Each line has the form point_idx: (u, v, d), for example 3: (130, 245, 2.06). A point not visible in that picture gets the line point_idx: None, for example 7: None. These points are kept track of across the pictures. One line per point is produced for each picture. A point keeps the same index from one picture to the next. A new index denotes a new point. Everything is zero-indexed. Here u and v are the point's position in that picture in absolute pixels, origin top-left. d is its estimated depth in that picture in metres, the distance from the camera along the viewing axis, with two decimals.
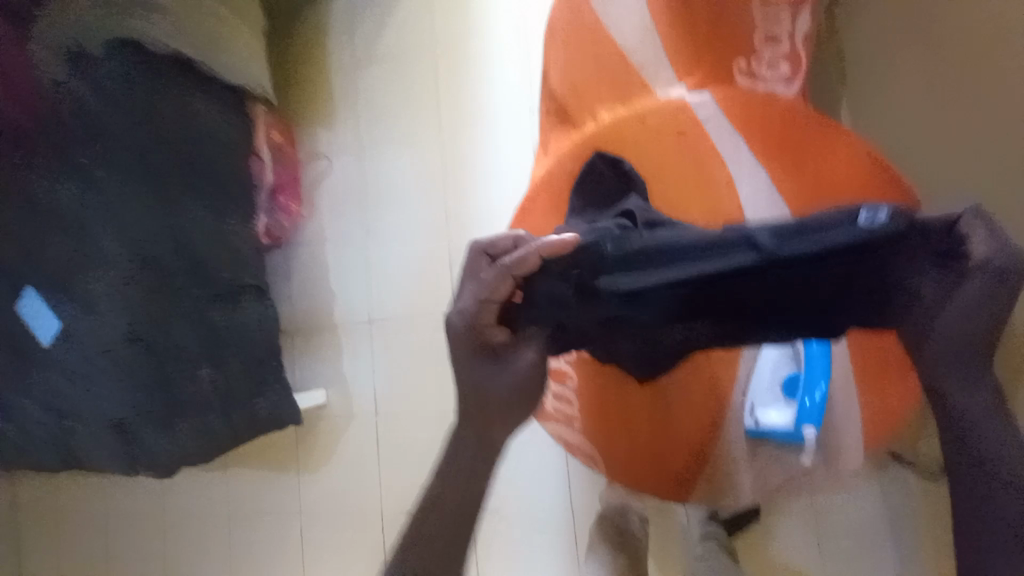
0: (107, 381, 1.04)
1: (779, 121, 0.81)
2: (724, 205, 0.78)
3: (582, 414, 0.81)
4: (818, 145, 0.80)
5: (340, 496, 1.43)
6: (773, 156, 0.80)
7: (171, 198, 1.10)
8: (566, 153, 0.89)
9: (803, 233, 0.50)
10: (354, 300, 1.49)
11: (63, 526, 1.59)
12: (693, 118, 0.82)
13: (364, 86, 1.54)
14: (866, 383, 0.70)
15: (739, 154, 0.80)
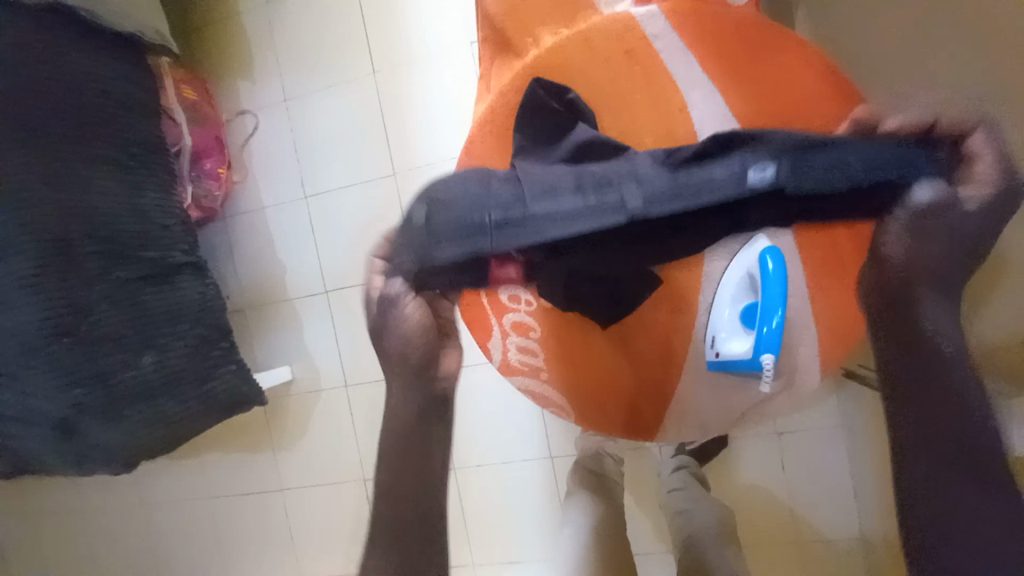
0: (39, 379, 0.93)
1: (732, 32, 0.75)
2: (680, 132, 0.70)
3: (547, 364, 0.79)
4: (772, 56, 0.74)
5: (319, 468, 1.41)
6: (725, 72, 0.72)
7: (71, 168, 0.99)
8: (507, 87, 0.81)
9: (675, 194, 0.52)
10: (306, 269, 1.41)
11: (54, 522, 1.61)
12: (642, 36, 0.75)
13: (284, 27, 1.37)
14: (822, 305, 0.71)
15: (692, 72, 0.73)
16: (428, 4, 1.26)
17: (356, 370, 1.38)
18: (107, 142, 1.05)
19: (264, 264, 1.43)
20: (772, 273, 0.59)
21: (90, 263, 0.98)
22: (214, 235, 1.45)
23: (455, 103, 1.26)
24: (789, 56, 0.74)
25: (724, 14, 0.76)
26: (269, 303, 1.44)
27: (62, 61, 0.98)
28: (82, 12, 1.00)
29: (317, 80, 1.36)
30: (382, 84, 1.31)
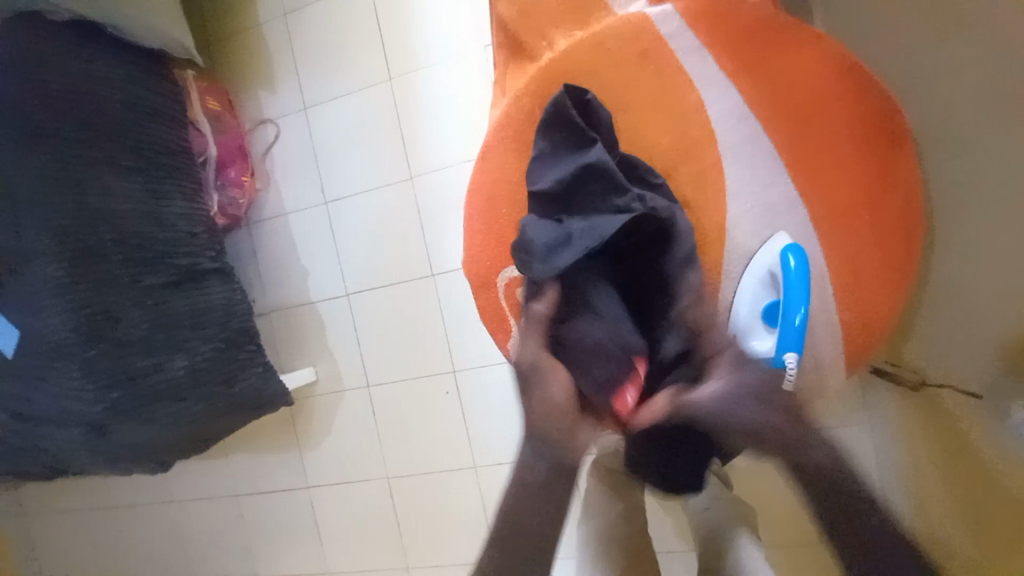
0: (76, 380, 0.98)
1: (749, 29, 0.73)
2: (693, 129, 0.74)
3: None
4: (797, 55, 0.73)
5: (342, 466, 1.45)
6: (747, 76, 0.73)
7: (101, 178, 1.03)
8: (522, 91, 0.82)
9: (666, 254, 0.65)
10: (327, 272, 1.44)
11: (93, 518, 1.68)
12: (655, 34, 0.75)
13: (300, 36, 1.40)
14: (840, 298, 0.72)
15: (706, 70, 0.74)
16: (442, 11, 1.27)
17: (377, 371, 1.41)
18: (132, 153, 1.09)
19: (287, 269, 1.47)
20: (793, 271, 0.62)
21: (123, 269, 1.03)
22: (239, 242, 1.50)
23: (469, 107, 1.27)
24: (806, 50, 0.73)
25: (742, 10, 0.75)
26: (292, 307, 1.47)
27: (90, 76, 1.03)
28: (105, 27, 1.04)
29: (334, 89, 1.39)
30: (398, 91, 1.33)
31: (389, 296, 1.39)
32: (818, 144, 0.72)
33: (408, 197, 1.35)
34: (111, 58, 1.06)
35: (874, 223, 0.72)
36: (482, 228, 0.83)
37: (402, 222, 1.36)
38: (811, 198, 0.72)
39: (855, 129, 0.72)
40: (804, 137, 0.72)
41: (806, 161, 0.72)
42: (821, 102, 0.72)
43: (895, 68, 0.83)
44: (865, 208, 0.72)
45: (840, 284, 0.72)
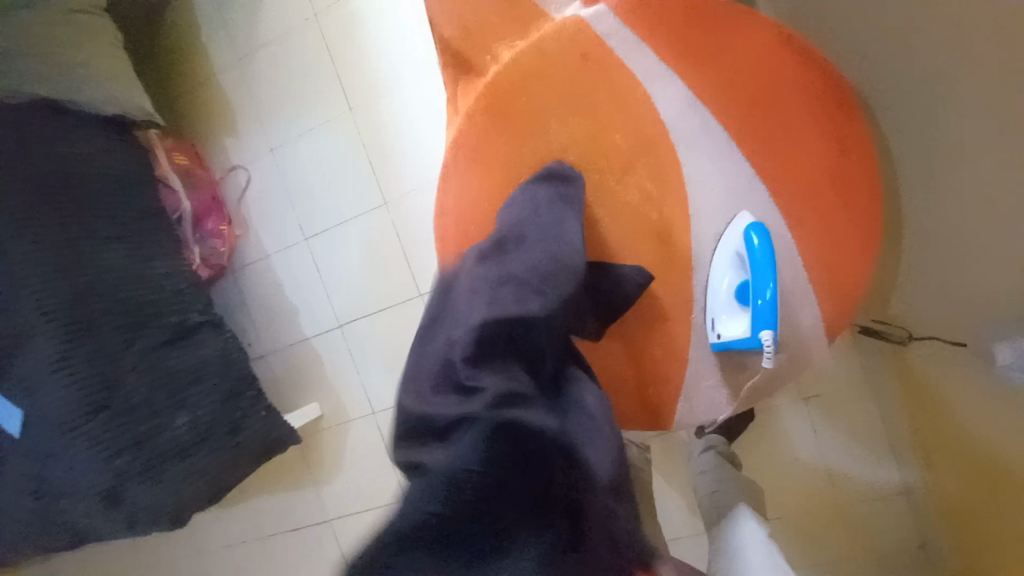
0: (82, 453, 0.99)
1: (684, 15, 0.74)
2: (647, 124, 0.74)
3: None
4: (736, 32, 0.74)
5: (361, 495, 1.46)
6: (691, 60, 0.73)
7: (80, 249, 1.03)
8: (473, 107, 0.82)
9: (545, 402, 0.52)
10: (317, 307, 1.45)
11: None
12: (595, 35, 0.76)
13: (257, 80, 1.42)
14: (818, 274, 0.71)
15: (649, 63, 0.74)
16: (390, 36, 1.28)
17: (381, 398, 1.42)
18: (112, 221, 1.10)
19: (278, 310, 1.48)
20: (757, 249, 0.65)
21: (114, 336, 1.04)
22: (227, 289, 1.51)
23: (431, 127, 1.28)
24: (744, 28, 0.74)
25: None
26: (289, 346, 1.49)
27: (53, 152, 1.04)
28: (68, 104, 1.08)
29: (297, 128, 1.40)
30: (359, 121, 1.34)
31: (382, 322, 1.40)
32: (774, 114, 0.72)
33: (386, 222, 1.36)
34: (74, 133, 1.08)
35: (839, 185, 0.72)
36: (453, 248, 0.84)
37: (382, 248, 1.37)
38: (774, 171, 0.71)
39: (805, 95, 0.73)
40: (756, 111, 0.72)
41: (763, 134, 0.72)
42: (768, 79, 0.73)
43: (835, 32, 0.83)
44: (828, 171, 0.72)
45: (813, 251, 0.71)
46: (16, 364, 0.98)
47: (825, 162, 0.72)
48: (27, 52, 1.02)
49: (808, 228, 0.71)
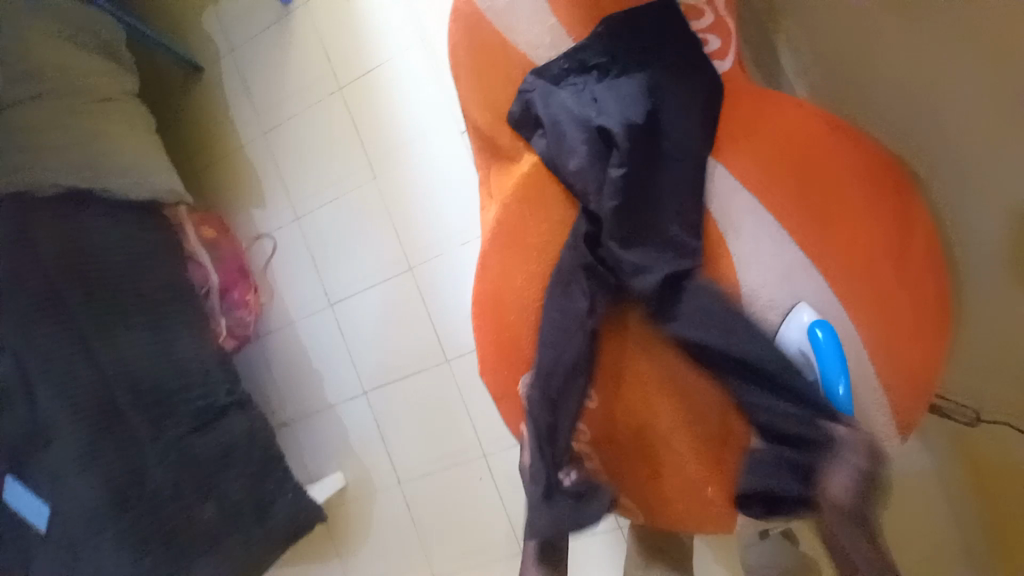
0: (110, 558, 0.95)
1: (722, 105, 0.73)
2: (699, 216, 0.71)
3: (604, 464, 0.77)
4: (785, 123, 0.73)
5: (387, 570, 1.39)
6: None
7: (113, 337, 1.05)
8: (510, 197, 0.82)
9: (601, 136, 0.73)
10: (341, 374, 1.43)
11: None
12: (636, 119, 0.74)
13: (283, 149, 1.44)
14: (888, 372, 0.67)
15: (691, 149, 0.71)
16: (413, 105, 1.30)
17: (407, 466, 1.38)
18: (143, 306, 1.11)
19: (302, 375, 1.46)
20: (822, 343, 0.63)
21: (141, 427, 1.02)
22: (250, 355, 1.50)
23: (456, 197, 1.28)
24: (784, 118, 0.74)
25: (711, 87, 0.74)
26: (312, 413, 1.46)
27: (85, 242, 1.05)
28: (98, 192, 1.09)
29: (321, 197, 1.42)
30: (384, 189, 1.35)
31: (404, 388, 1.37)
32: (828, 203, 0.69)
33: (409, 287, 1.35)
34: (104, 220, 1.10)
35: (899, 285, 0.68)
36: (491, 334, 0.82)
37: (406, 313, 1.36)
38: (837, 257, 0.67)
39: (861, 184, 0.70)
40: (815, 199, 0.69)
41: (820, 225, 0.69)
42: (820, 163, 0.71)
43: (885, 108, 0.82)
44: (891, 260, 0.68)
45: (882, 346, 0.67)
46: (44, 460, 0.96)
47: (894, 249, 0.68)
48: (58, 144, 1.04)
49: (883, 323, 0.67)
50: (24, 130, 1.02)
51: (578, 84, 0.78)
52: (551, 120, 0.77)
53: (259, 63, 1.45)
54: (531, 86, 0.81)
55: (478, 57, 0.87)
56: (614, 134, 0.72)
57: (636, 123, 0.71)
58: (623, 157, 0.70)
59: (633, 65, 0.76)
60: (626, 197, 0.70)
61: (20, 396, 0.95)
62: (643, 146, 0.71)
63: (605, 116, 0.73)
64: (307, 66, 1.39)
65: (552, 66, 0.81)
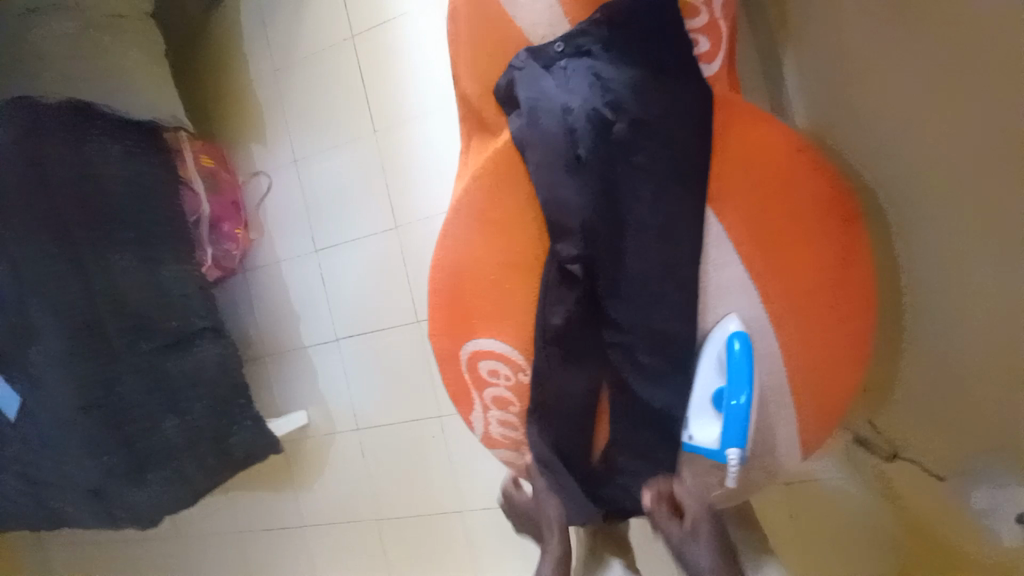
0: (75, 451, 1.02)
1: (700, 107, 0.73)
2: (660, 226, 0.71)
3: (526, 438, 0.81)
4: (760, 138, 0.73)
5: (335, 506, 1.48)
6: (697, 156, 0.71)
7: (102, 250, 1.10)
8: (480, 171, 0.84)
9: (570, 125, 0.74)
10: (317, 318, 1.48)
11: (98, 559, 1.73)
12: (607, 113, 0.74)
13: (291, 92, 1.46)
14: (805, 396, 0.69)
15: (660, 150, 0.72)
16: (420, 68, 1.30)
17: (367, 415, 1.44)
18: (132, 226, 1.16)
19: (281, 314, 1.52)
20: (737, 353, 0.66)
21: (119, 338, 1.08)
22: (235, 287, 1.55)
23: (448, 166, 1.30)
24: (755, 129, 0.74)
25: (694, 87, 0.74)
26: (287, 351, 1.52)
27: (84, 155, 1.10)
28: (102, 107, 1.13)
29: (321, 145, 1.44)
30: (381, 147, 1.37)
31: (374, 343, 1.42)
32: (780, 225, 0.70)
33: (393, 246, 1.38)
34: (105, 137, 1.14)
35: (832, 312, 0.69)
36: (445, 301, 0.85)
37: (386, 271, 1.39)
38: (776, 278, 0.69)
39: (817, 211, 0.71)
40: (770, 215, 0.70)
41: (764, 242, 0.70)
42: (784, 179, 0.71)
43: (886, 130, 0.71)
44: (830, 286, 0.69)
45: (804, 365, 0.69)
46: (24, 353, 1.03)
47: (835, 277, 0.69)
48: (64, 55, 1.08)
49: (808, 349, 0.69)
50: (34, 38, 1.06)
51: (564, 69, 0.78)
52: (526, 103, 0.79)
53: (277, 2, 1.45)
54: (519, 64, 0.82)
55: (476, 28, 0.87)
56: (579, 125, 0.74)
57: (604, 118, 0.73)
58: (584, 151, 0.73)
59: (621, 55, 0.75)
60: (582, 192, 0.74)
61: (7, 292, 1.01)
62: (604, 141, 0.73)
63: (582, 106, 0.74)
64: (323, 12, 1.39)
65: (546, 49, 0.80)
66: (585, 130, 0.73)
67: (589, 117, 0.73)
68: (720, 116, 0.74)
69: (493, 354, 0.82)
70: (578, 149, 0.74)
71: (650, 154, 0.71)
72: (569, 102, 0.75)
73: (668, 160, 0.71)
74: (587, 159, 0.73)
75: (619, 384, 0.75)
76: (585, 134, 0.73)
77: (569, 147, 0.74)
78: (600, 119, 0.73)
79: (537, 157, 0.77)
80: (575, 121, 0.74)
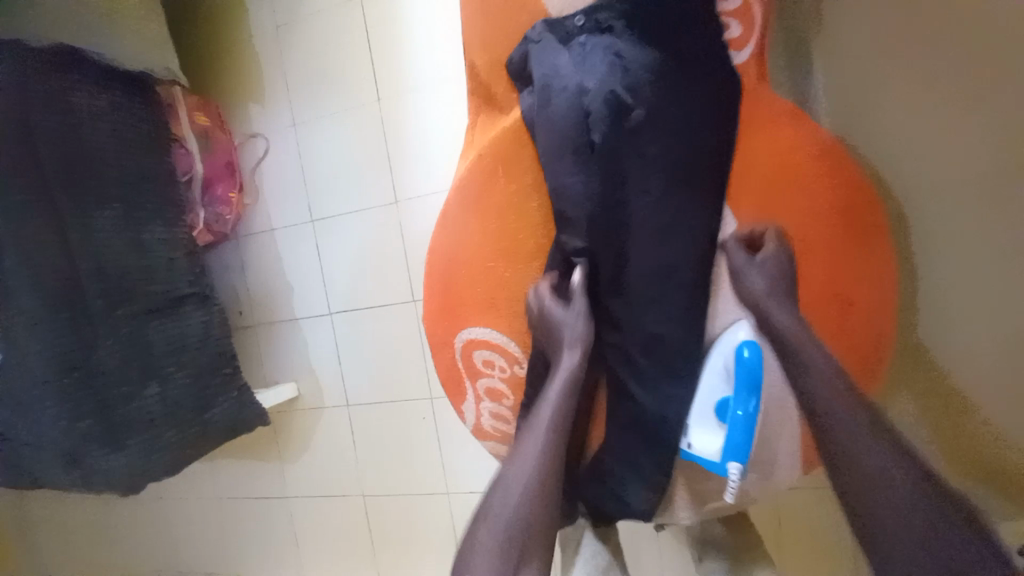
0: (51, 414, 1.00)
1: (722, 99, 0.68)
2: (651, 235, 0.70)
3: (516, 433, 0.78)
4: (783, 136, 0.69)
5: (320, 479, 1.47)
6: (713, 154, 0.67)
7: (83, 209, 1.05)
8: (484, 151, 0.79)
9: (585, 109, 0.69)
10: (310, 291, 1.44)
11: (81, 518, 1.73)
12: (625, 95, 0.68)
13: (291, 52, 1.39)
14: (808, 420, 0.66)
15: (678, 141, 0.67)
16: (427, 34, 1.23)
17: (356, 391, 1.42)
18: (118, 185, 1.11)
19: (273, 284, 1.48)
20: (747, 357, 0.63)
21: (98, 301, 1.04)
22: (227, 253, 1.51)
23: (451, 142, 1.24)
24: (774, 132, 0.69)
25: (719, 77, 0.68)
26: (277, 322, 1.49)
27: (69, 105, 1.04)
28: (89, 54, 1.05)
29: (320, 111, 1.37)
30: (383, 116, 1.31)
31: (367, 319, 1.39)
32: (792, 229, 0.68)
33: (390, 221, 1.33)
34: (93, 86, 1.08)
35: (836, 321, 0.68)
36: (439, 287, 0.81)
37: (383, 247, 1.35)
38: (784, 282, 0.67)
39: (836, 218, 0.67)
40: (784, 218, 0.67)
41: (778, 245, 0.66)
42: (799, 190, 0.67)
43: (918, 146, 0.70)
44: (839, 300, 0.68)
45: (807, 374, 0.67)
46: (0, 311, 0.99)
47: (844, 286, 0.67)
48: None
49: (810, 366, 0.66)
50: None
51: (582, 46, 0.72)
52: (538, 79, 0.73)
53: None
54: (534, 36, 0.76)
55: None
56: (595, 110, 0.69)
57: (621, 103, 0.68)
58: (600, 139, 0.68)
59: (644, 34, 0.69)
60: (594, 184, 0.69)
61: None
62: (621, 129, 0.68)
63: (597, 87, 0.69)
64: None
65: (564, 22, 0.74)
66: (601, 116, 0.68)
67: (606, 101, 0.68)
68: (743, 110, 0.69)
69: (488, 344, 0.79)
70: (593, 138, 0.69)
71: (665, 146, 0.67)
72: (584, 81, 0.70)
73: (685, 153, 0.67)
74: (602, 147, 0.68)
75: (617, 385, 0.71)
76: (601, 119, 0.68)
77: (581, 132, 0.69)
78: (618, 104, 0.68)
79: (545, 141, 0.72)
80: (591, 104, 0.69)
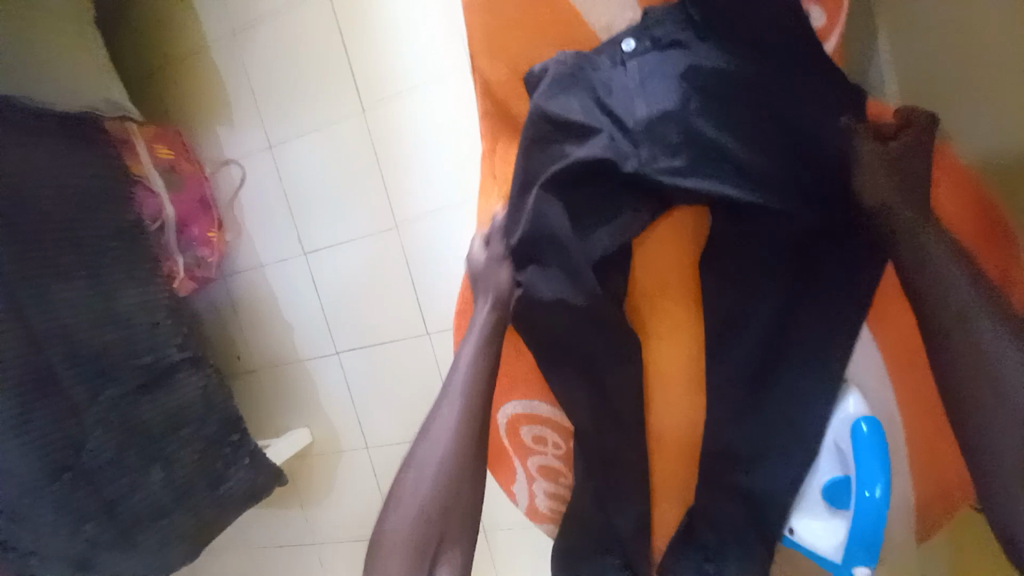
0: (44, 526, 0.86)
1: (789, 119, 0.58)
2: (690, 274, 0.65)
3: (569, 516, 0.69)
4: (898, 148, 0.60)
5: (347, 525, 1.38)
6: (774, 187, 0.59)
7: (44, 281, 0.89)
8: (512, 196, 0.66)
9: (650, 143, 0.61)
10: (312, 329, 1.31)
11: None
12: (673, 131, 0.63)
13: (257, 64, 1.21)
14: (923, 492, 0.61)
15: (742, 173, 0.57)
16: (415, 32, 1.06)
17: (376, 432, 1.31)
18: (78, 248, 0.95)
19: (270, 324, 1.35)
20: (865, 437, 0.54)
21: (78, 386, 0.90)
22: (215, 295, 1.37)
23: (451, 153, 1.09)
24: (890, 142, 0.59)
25: (786, 91, 0.59)
26: (280, 365, 1.37)
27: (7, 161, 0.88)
28: (15, 100, 0.92)
29: (299, 128, 1.21)
30: (372, 130, 1.15)
31: (377, 356, 1.27)
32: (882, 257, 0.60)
33: (393, 248, 1.19)
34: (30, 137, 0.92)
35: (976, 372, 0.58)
36: None
37: (388, 276, 1.21)
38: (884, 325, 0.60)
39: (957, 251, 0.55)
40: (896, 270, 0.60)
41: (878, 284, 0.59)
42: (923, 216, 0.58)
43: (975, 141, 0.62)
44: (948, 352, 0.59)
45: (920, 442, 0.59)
46: None
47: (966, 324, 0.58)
48: None
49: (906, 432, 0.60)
50: None
51: (640, 67, 0.63)
52: (588, 104, 0.62)
53: None
54: (574, 59, 0.64)
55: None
56: (660, 145, 0.60)
57: (692, 137, 0.60)
58: (669, 179, 0.60)
59: (717, 48, 0.60)
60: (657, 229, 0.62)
61: None
62: (694, 168, 0.60)
63: (661, 118, 0.60)
64: None
65: (613, 45, 0.65)
66: (669, 155, 0.60)
67: (674, 136, 0.60)
68: (824, 127, 0.58)
69: (536, 420, 0.69)
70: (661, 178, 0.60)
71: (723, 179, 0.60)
72: (646, 110, 0.61)
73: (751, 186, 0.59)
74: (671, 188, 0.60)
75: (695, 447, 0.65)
76: (667, 156, 0.60)
77: (639, 170, 0.61)
78: (685, 140, 0.60)
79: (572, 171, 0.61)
80: (656, 139, 0.60)
